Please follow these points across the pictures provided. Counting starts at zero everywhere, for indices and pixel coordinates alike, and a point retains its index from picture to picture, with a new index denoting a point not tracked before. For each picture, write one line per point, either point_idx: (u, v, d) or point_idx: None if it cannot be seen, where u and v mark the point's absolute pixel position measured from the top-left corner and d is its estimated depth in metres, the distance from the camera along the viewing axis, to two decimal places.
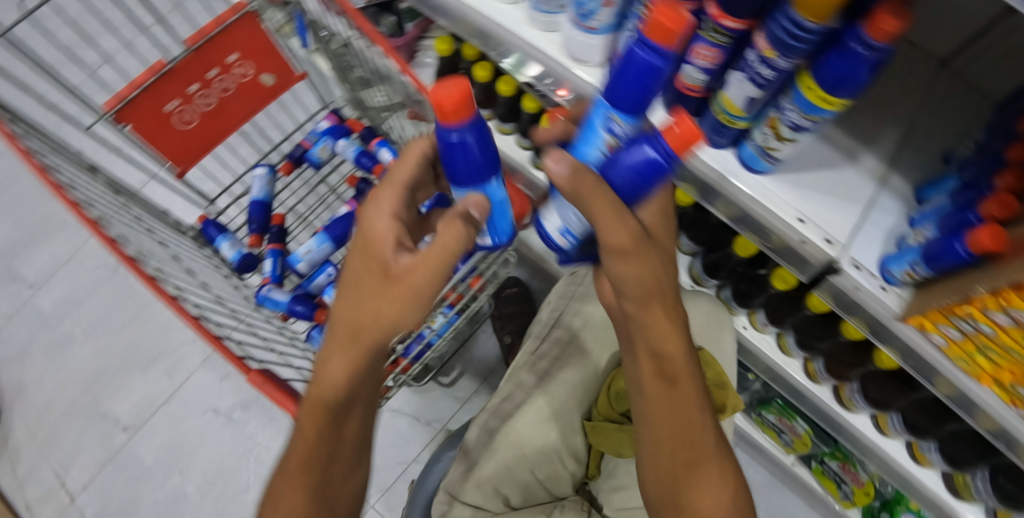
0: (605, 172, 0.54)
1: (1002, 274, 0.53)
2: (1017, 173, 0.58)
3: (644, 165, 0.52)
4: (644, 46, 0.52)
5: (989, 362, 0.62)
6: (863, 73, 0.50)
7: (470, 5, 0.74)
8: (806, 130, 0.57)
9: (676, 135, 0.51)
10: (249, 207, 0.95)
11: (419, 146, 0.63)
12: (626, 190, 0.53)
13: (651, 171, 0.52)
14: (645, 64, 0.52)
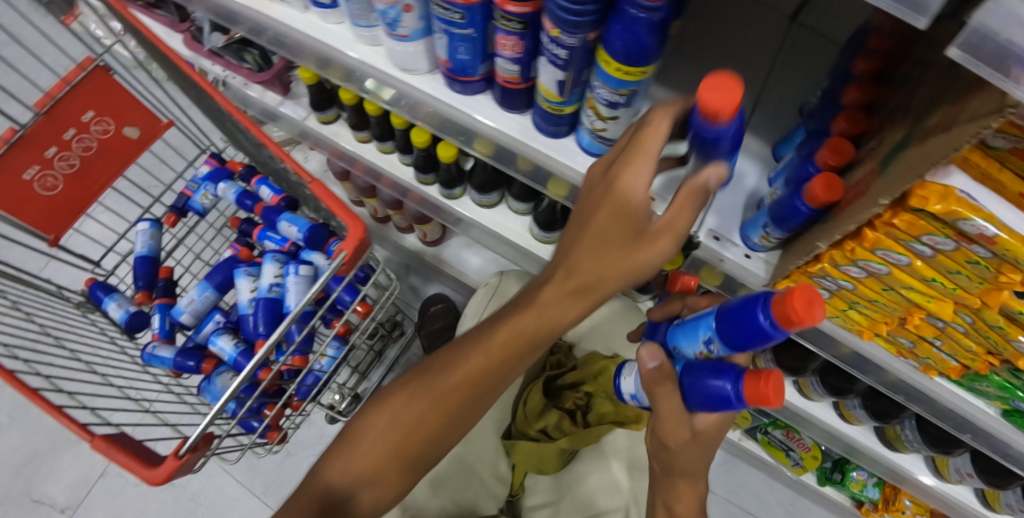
0: (684, 376, 0.58)
1: (840, 224, 0.49)
2: (848, 117, 0.55)
3: (714, 396, 0.55)
4: (765, 313, 0.48)
5: (862, 317, 0.58)
6: (652, 36, 0.47)
7: (300, 30, 0.72)
8: (622, 106, 0.55)
9: (754, 395, 0.51)
10: (133, 265, 0.91)
11: (667, 110, 0.49)
12: (692, 403, 0.57)
13: (718, 402, 0.55)
14: (757, 329, 0.49)
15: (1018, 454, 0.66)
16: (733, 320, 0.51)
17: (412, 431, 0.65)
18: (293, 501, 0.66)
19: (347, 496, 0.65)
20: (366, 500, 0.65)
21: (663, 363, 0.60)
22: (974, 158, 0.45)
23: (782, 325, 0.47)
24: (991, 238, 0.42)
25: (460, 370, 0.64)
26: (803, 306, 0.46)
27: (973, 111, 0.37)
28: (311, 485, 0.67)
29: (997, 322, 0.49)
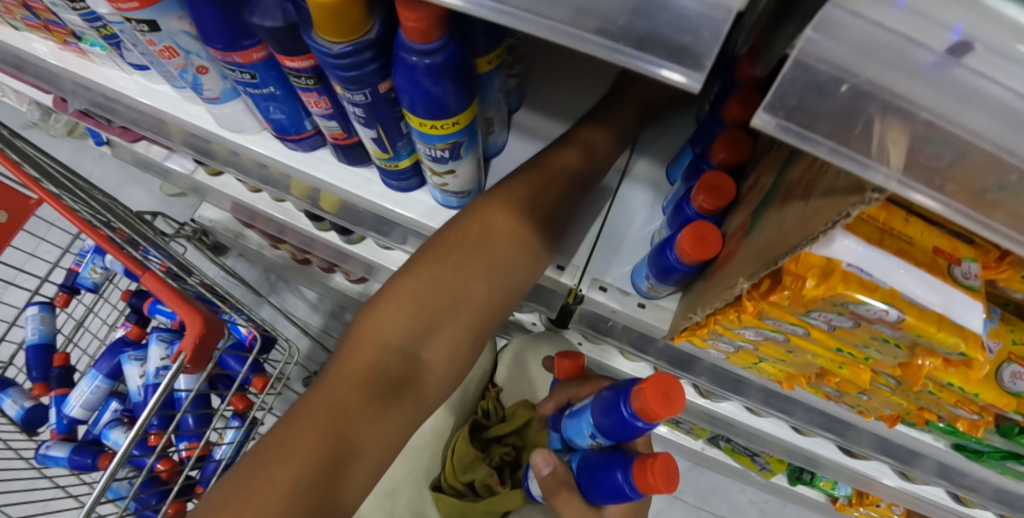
0: (583, 473, 0.50)
1: (713, 291, 0.39)
2: (727, 140, 0.45)
3: (608, 488, 0.47)
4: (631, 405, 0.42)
5: (776, 369, 0.49)
6: (440, 85, 0.38)
7: (128, 93, 0.64)
8: (451, 160, 0.46)
9: (643, 486, 0.43)
10: (26, 354, 0.85)
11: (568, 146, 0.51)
12: (593, 497, 0.49)
13: (614, 494, 0.47)
14: (623, 421, 0.43)
15: (976, 483, 0.59)
16: (601, 414, 0.45)
17: (462, 295, 0.47)
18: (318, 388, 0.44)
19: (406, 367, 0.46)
20: (431, 359, 0.47)
21: (558, 466, 0.51)
22: (867, 209, 0.31)
23: (645, 414, 0.41)
24: (894, 322, 0.30)
25: (495, 227, 0.48)
26: (664, 396, 0.40)
27: (826, 183, 0.27)
28: (362, 337, 0.46)
29: (925, 389, 0.38)
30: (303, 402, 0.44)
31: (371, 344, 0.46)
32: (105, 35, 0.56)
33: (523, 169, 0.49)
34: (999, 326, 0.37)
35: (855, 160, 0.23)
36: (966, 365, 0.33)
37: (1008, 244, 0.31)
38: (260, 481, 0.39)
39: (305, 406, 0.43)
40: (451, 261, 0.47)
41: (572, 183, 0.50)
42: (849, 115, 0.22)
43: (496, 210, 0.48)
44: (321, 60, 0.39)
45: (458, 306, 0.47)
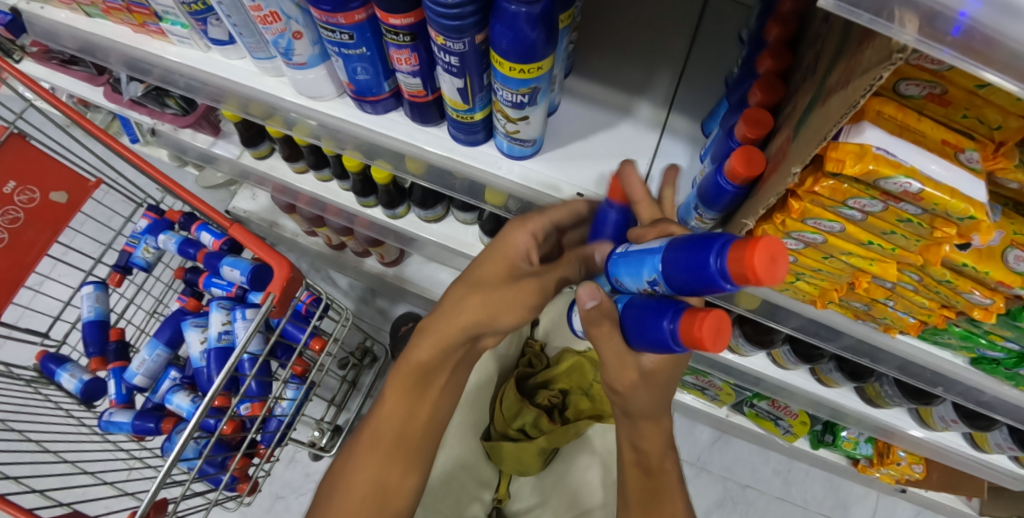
0: (629, 310, 0.47)
1: (763, 197, 0.47)
2: (764, 85, 0.53)
3: (657, 341, 0.44)
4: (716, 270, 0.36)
5: (812, 286, 0.56)
6: (536, 31, 0.44)
7: (205, 69, 0.70)
8: (528, 105, 0.52)
9: (689, 338, 0.40)
10: (82, 330, 0.88)
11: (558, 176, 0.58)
12: (638, 343, 0.47)
13: (655, 343, 0.44)
14: (707, 277, 0.37)
15: (992, 400, 0.65)
16: (683, 270, 0.38)
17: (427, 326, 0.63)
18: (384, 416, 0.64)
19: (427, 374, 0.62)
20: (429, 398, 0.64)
21: (604, 301, 0.47)
22: (888, 110, 0.41)
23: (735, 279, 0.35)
24: (916, 194, 0.40)
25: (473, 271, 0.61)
26: (767, 265, 0.34)
27: (866, 62, 0.35)
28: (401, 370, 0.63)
29: (944, 277, 0.47)
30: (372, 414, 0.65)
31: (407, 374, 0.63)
32: (195, 9, 0.61)
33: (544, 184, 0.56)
34: (1003, 220, 0.45)
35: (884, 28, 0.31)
36: (973, 235, 0.41)
37: (1002, 137, 0.41)
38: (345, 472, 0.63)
39: (370, 427, 0.64)
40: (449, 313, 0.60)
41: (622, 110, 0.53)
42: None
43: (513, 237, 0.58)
44: (429, 11, 0.45)
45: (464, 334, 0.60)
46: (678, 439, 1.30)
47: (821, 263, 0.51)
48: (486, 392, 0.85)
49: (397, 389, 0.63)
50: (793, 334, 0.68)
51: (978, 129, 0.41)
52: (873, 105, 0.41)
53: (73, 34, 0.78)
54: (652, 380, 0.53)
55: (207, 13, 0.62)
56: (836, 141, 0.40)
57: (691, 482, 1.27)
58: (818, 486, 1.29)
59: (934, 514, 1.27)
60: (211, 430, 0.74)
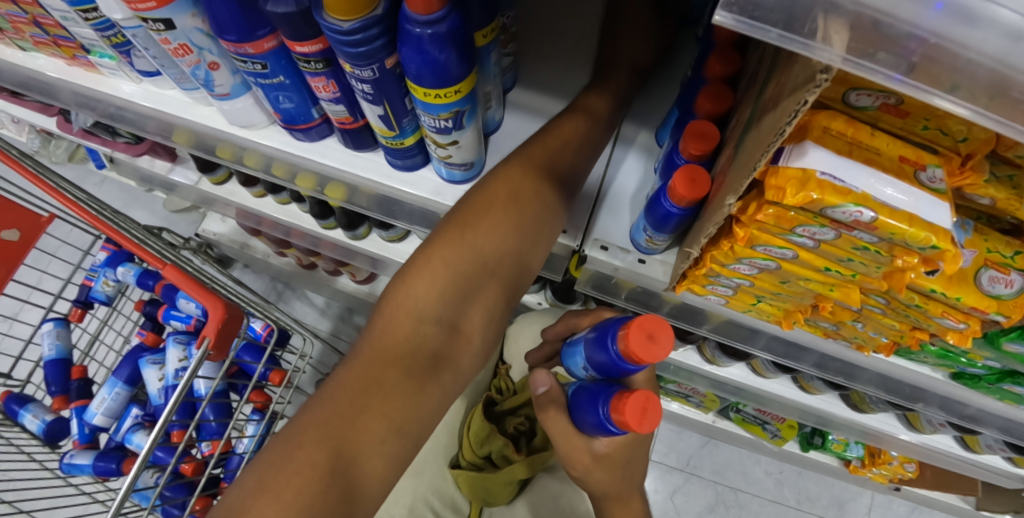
0: (575, 395, 0.49)
1: (707, 222, 0.43)
2: (712, 94, 0.48)
3: (594, 423, 0.47)
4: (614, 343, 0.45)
5: (775, 308, 0.52)
6: (444, 52, 0.41)
7: (138, 101, 0.67)
8: (455, 130, 0.49)
9: (617, 416, 0.44)
10: (44, 370, 0.86)
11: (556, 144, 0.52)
12: (584, 430, 0.49)
13: (594, 428, 0.47)
14: (609, 357, 0.46)
15: (980, 414, 0.61)
16: (595, 349, 0.47)
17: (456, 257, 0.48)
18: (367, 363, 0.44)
19: (446, 339, 0.46)
20: (453, 354, 0.46)
21: (554, 386, 0.52)
22: (836, 125, 0.36)
23: (630, 356, 0.44)
24: (869, 222, 0.35)
25: (522, 191, 0.50)
26: (648, 338, 0.43)
27: (793, 82, 0.30)
28: (395, 309, 0.46)
29: (913, 302, 0.42)
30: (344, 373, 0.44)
31: (407, 313, 0.46)
32: (116, 42, 0.58)
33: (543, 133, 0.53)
34: (974, 237, 0.41)
35: (801, 43, 0.26)
36: (938, 262, 0.37)
37: (969, 149, 0.37)
38: (293, 465, 0.38)
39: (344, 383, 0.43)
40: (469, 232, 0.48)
41: (579, 147, 0.53)
42: (802, 12, 0.26)
43: (534, 154, 0.52)
44: (330, 38, 0.41)
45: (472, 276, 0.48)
46: (667, 444, 1.26)
47: (780, 287, 0.47)
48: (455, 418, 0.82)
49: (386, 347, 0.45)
50: (768, 352, 0.63)
51: (942, 141, 0.37)
52: (819, 119, 0.36)
53: (9, 68, 0.75)
54: (611, 444, 0.49)
55: (129, 45, 0.59)
56: (777, 165, 0.36)
57: (681, 488, 1.24)
58: (813, 487, 1.25)
59: (932, 509, 1.23)
60: (167, 471, 0.72)
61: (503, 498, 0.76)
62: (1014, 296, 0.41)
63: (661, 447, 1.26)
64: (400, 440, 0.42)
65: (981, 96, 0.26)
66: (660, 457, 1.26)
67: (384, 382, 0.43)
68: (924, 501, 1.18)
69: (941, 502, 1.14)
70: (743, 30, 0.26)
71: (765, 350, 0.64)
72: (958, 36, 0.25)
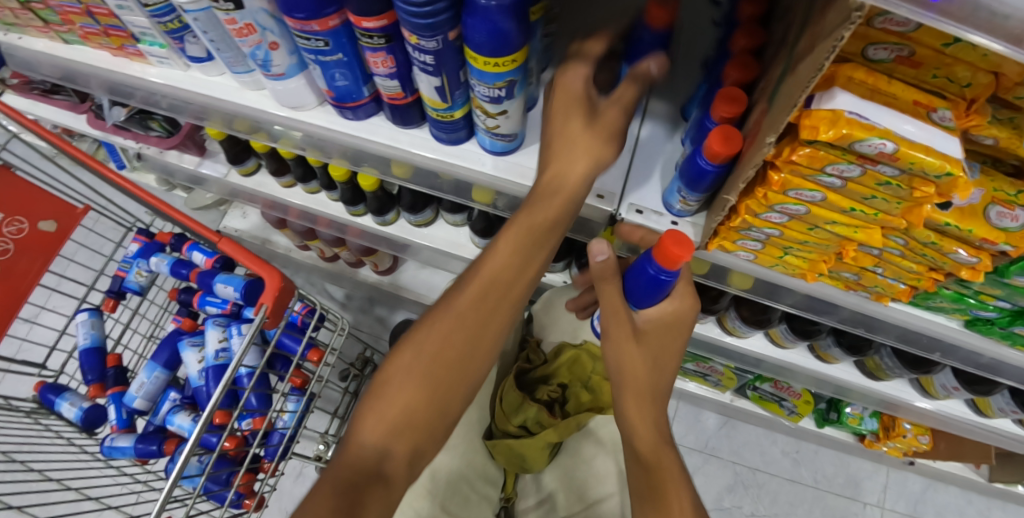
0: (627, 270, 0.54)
1: (742, 172, 0.47)
2: (739, 63, 0.53)
3: (646, 284, 0.52)
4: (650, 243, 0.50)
5: (801, 259, 0.57)
6: (507, 22, 0.45)
7: (184, 87, 0.71)
8: (506, 99, 0.53)
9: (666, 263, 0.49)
10: (79, 358, 0.88)
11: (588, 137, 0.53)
12: (635, 299, 0.54)
13: (653, 287, 0.52)
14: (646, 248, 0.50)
15: (988, 361, 0.66)
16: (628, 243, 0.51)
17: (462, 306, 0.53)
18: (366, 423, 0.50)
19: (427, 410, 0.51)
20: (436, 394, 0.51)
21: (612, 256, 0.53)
22: (859, 75, 0.41)
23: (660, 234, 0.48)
24: (891, 154, 0.40)
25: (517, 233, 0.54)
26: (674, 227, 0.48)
27: (827, 26, 0.35)
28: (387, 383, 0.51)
29: (929, 239, 0.47)
30: (377, 383, 0.52)
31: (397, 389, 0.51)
32: (172, 28, 0.62)
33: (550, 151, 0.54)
34: (982, 178, 0.46)
35: None
36: (952, 194, 0.42)
37: (973, 94, 0.41)
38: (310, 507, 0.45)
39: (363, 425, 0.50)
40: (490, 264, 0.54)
41: None
42: None
43: (547, 179, 0.54)
44: (400, 11, 0.46)
45: (471, 317, 0.52)
46: (685, 427, 1.30)
47: (807, 235, 0.52)
48: (486, 391, 0.85)
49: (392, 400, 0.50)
50: (794, 311, 0.68)
51: (949, 88, 0.42)
52: (843, 70, 0.41)
53: (53, 62, 0.78)
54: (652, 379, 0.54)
55: (183, 31, 0.63)
56: (810, 109, 0.41)
57: (700, 468, 1.27)
58: (829, 465, 1.29)
59: (945, 483, 1.26)
60: (213, 446, 0.74)
61: (537, 460, 0.79)
62: (1020, 228, 0.46)
63: (680, 430, 1.30)
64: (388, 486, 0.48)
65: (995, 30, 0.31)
66: (678, 439, 1.29)
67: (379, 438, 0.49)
68: (938, 475, 1.21)
69: (953, 474, 1.18)
70: None
71: (791, 309, 0.68)
72: None
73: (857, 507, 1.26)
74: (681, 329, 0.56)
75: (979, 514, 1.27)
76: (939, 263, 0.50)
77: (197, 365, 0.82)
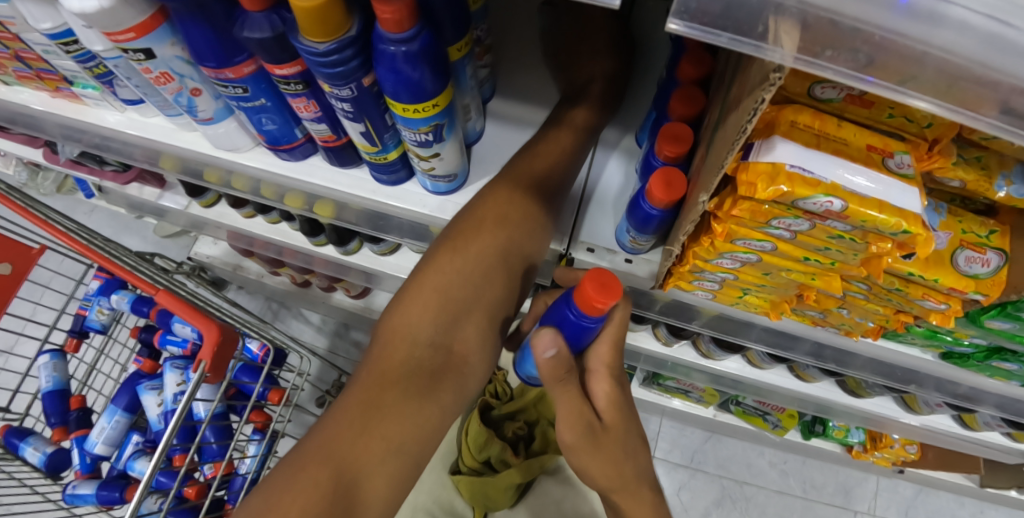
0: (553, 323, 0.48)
1: (685, 221, 0.44)
2: (684, 96, 0.49)
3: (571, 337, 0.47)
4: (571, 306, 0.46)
5: (762, 299, 0.54)
6: (418, 70, 0.42)
7: (122, 129, 0.68)
8: (435, 143, 0.50)
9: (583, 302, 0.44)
10: (42, 402, 0.86)
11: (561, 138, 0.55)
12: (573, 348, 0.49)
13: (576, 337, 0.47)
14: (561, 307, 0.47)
15: (970, 392, 0.62)
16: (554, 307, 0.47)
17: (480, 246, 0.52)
18: (374, 367, 0.49)
19: (435, 356, 0.50)
20: (455, 342, 0.50)
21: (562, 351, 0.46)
22: (803, 119, 0.38)
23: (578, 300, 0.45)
24: (839, 211, 0.36)
25: (513, 203, 0.52)
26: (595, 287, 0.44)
27: (751, 82, 0.32)
28: (393, 335, 0.50)
29: (893, 286, 0.44)
30: (393, 324, 0.51)
31: (402, 338, 0.50)
32: (99, 73, 0.60)
33: (533, 145, 0.54)
34: (948, 220, 0.43)
35: (753, 45, 0.27)
36: (911, 248, 0.38)
37: (934, 135, 0.38)
38: (299, 484, 0.43)
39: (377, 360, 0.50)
40: (475, 235, 0.51)
41: (566, 155, 0.54)
42: (752, 16, 0.27)
43: (548, 151, 0.54)
44: (307, 60, 0.42)
45: (492, 259, 0.52)
46: (670, 441, 1.27)
47: (764, 278, 0.49)
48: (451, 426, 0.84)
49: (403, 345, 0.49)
50: (763, 345, 0.65)
51: (907, 129, 0.38)
52: (786, 114, 0.38)
53: None
54: (606, 436, 0.52)
55: (111, 75, 0.61)
56: (747, 161, 0.38)
57: (687, 484, 1.24)
58: (819, 476, 1.26)
59: (937, 490, 1.23)
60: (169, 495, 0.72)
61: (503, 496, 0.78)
62: (991, 274, 0.42)
63: (665, 445, 1.27)
64: (399, 459, 0.46)
65: (928, 87, 0.27)
66: (664, 454, 1.26)
67: (384, 403, 0.47)
68: (930, 482, 1.18)
69: (945, 482, 1.15)
70: (695, 36, 0.28)
71: (759, 344, 0.64)
72: (903, 30, 0.26)
73: None
74: (629, 412, 0.53)
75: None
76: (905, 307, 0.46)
77: (156, 410, 0.80)
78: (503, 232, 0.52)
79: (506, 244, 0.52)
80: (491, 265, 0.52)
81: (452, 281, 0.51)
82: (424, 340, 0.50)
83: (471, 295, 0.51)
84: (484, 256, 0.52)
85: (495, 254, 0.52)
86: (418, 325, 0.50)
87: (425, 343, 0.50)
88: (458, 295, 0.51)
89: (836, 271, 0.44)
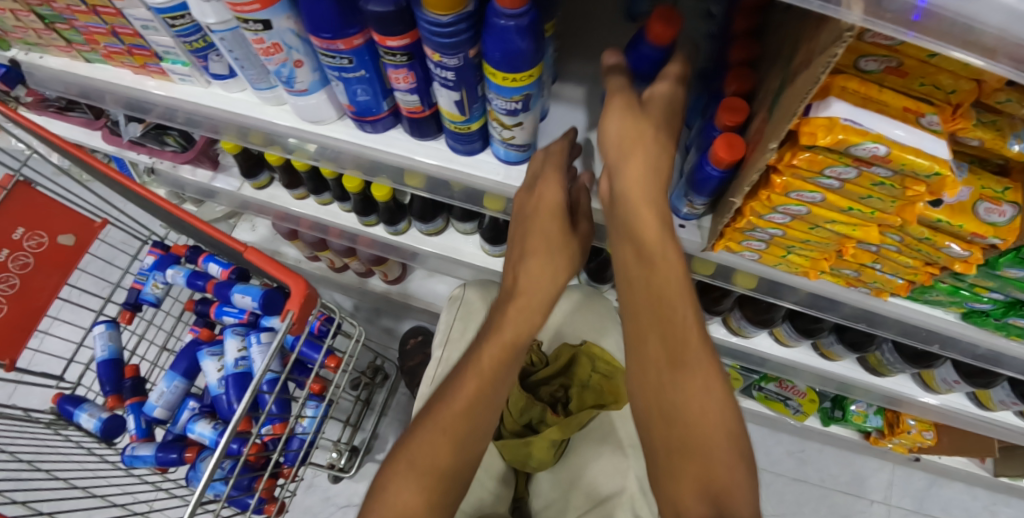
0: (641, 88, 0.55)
1: (747, 177, 0.50)
2: (737, 75, 0.55)
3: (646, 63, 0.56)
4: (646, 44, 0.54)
5: (803, 258, 0.60)
6: (526, 41, 0.47)
7: (206, 104, 0.74)
8: (522, 112, 0.55)
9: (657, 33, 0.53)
10: (97, 370, 0.90)
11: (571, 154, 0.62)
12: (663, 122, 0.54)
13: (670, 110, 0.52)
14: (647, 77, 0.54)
15: (987, 354, 0.69)
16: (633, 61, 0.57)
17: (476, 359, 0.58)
18: (388, 489, 0.52)
19: (451, 465, 0.53)
20: (442, 458, 0.53)
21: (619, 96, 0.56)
22: (852, 85, 0.44)
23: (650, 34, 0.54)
24: (883, 156, 0.43)
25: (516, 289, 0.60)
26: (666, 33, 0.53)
27: (821, 43, 0.37)
28: (405, 455, 0.54)
29: (924, 235, 0.51)
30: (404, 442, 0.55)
31: (413, 458, 0.53)
32: (196, 47, 0.66)
33: (543, 178, 0.61)
34: (970, 177, 0.50)
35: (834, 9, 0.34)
36: (940, 193, 0.45)
37: (958, 99, 0.45)
38: None
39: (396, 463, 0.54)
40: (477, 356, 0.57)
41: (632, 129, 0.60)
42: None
43: (547, 210, 0.60)
44: (425, 31, 0.48)
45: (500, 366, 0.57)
46: None
47: (809, 233, 0.55)
48: None
49: (405, 461, 0.53)
50: (795, 304, 0.73)
51: (935, 95, 0.45)
52: (837, 82, 0.44)
53: (75, 81, 0.82)
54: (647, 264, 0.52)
55: (208, 50, 0.67)
56: (808, 117, 0.43)
57: None
58: (836, 464, 1.30)
59: (950, 479, 1.28)
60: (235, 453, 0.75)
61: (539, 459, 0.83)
62: (1007, 222, 0.49)
63: None
64: None
65: (963, 46, 0.34)
66: None
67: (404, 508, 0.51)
68: (944, 471, 1.23)
69: (959, 470, 1.20)
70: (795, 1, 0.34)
71: (792, 303, 0.73)
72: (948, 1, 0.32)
73: (863, 504, 1.27)
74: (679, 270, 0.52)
75: (985, 510, 1.28)
76: (926, 253, 0.54)
77: (215, 374, 0.83)
78: (494, 342, 0.58)
79: (497, 350, 0.57)
80: (493, 374, 0.57)
81: (456, 400, 0.55)
82: (429, 459, 0.53)
83: (480, 400, 0.55)
84: (477, 364, 0.57)
85: (487, 365, 0.56)
86: (420, 442, 0.54)
87: (429, 448, 0.53)
88: (460, 410, 0.55)
89: (873, 221, 0.52)
